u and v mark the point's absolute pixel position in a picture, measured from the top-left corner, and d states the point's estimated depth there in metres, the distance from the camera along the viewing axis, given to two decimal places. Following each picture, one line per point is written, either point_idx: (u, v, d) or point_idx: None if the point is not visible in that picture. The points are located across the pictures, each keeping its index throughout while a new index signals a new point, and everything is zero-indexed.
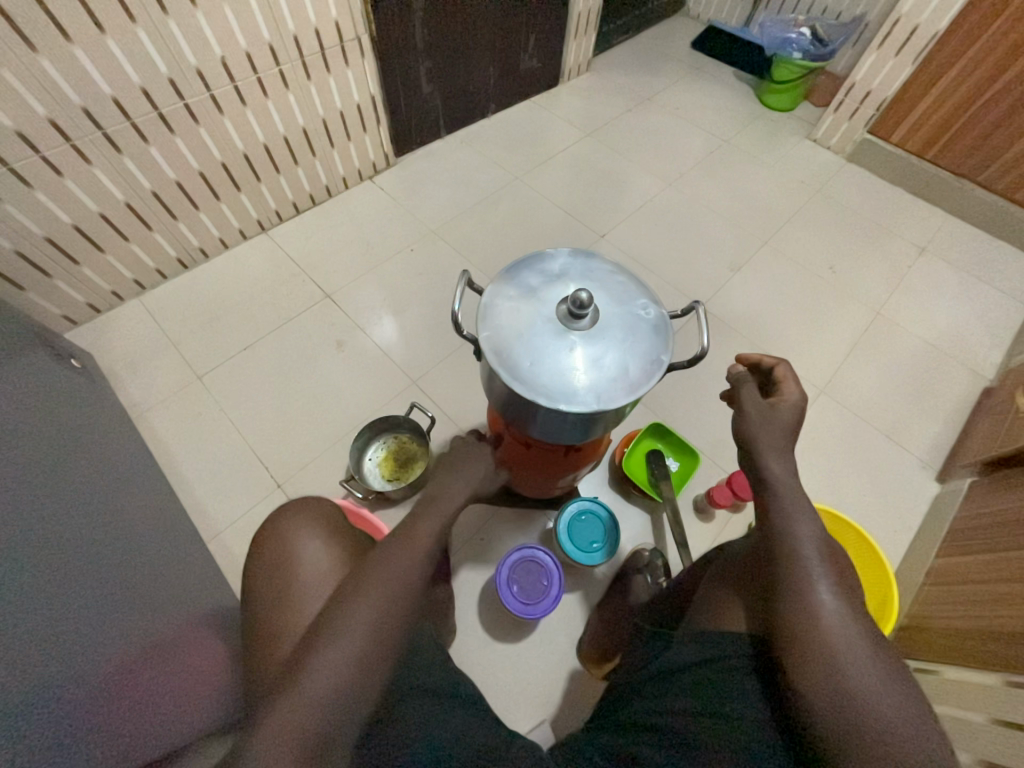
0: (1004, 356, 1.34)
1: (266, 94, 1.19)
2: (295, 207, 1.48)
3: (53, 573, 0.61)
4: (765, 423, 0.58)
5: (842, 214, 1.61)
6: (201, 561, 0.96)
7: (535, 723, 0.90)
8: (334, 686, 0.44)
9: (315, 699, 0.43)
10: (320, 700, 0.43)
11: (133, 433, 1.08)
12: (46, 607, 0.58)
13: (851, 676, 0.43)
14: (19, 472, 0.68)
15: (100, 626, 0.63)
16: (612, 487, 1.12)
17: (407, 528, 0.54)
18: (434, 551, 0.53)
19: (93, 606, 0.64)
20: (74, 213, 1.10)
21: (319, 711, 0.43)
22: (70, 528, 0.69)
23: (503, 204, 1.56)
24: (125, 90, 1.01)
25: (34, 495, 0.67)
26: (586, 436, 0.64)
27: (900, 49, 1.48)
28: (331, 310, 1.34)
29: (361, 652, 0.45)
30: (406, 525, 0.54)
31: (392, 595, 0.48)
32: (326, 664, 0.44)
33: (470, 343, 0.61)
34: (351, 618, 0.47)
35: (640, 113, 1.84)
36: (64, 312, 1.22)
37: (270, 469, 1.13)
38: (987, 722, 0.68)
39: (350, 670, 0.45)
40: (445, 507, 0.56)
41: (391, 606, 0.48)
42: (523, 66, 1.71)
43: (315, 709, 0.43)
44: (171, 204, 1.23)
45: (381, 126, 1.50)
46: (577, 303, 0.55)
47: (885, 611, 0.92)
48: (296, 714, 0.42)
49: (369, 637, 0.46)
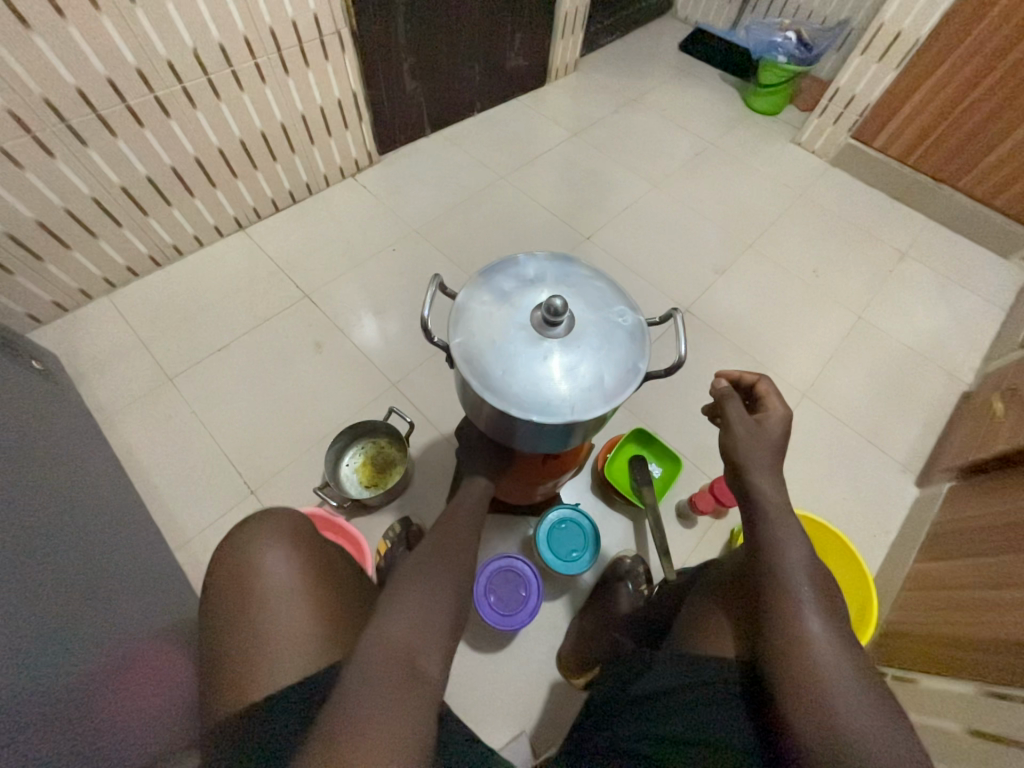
0: (982, 361, 1.36)
1: (241, 87, 1.16)
2: (275, 205, 1.44)
3: (31, 581, 0.60)
4: (753, 441, 0.57)
5: (825, 217, 1.62)
6: (169, 572, 0.92)
7: (512, 736, 0.88)
8: (410, 633, 0.51)
9: (408, 624, 0.52)
10: (413, 623, 0.52)
11: (98, 437, 1.04)
12: (24, 613, 0.57)
13: (841, 709, 0.42)
14: None
15: (54, 641, 0.59)
16: (595, 493, 1.10)
17: (446, 527, 0.68)
18: (470, 540, 0.67)
19: (43, 619, 0.59)
20: (38, 209, 1.05)
21: (413, 629, 0.52)
22: (21, 536, 0.64)
23: (487, 204, 1.54)
24: (90, 81, 0.96)
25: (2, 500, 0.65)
26: (563, 445, 0.62)
27: (884, 55, 1.49)
28: (310, 311, 1.31)
29: (441, 589, 0.57)
30: (445, 526, 0.68)
31: (453, 558, 0.62)
32: (402, 616, 0.53)
33: (442, 350, 0.58)
34: (422, 578, 0.58)
35: (627, 113, 1.83)
36: (27, 310, 1.17)
37: (243, 474, 1.10)
38: (961, 731, 0.68)
39: (432, 601, 0.55)
40: (465, 516, 0.71)
41: (454, 565, 0.61)
42: (509, 65, 1.69)
43: (408, 626, 0.52)
44: (142, 200, 1.19)
45: (363, 123, 1.47)
46: (551, 310, 0.53)
47: (865, 618, 0.92)
48: (389, 646, 0.50)
49: (432, 595, 0.56)
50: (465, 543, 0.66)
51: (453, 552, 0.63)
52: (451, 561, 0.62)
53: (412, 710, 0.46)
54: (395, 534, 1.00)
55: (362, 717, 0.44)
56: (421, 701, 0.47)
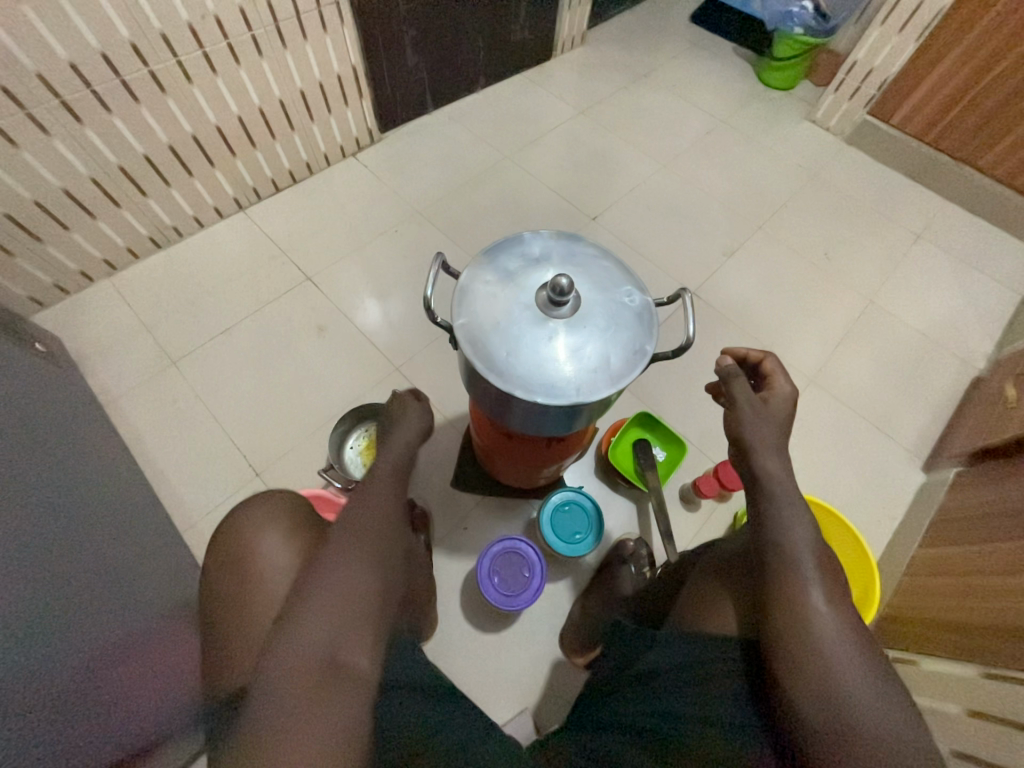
0: (995, 346, 1.33)
1: (238, 62, 1.12)
2: (275, 185, 1.42)
3: (55, 565, 0.63)
4: (759, 419, 0.56)
5: (838, 198, 1.58)
6: (175, 552, 0.93)
7: (515, 712, 0.90)
8: (331, 627, 0.47)
9: (326, 619, 0.47)
10: (337, 613, 0.48)
11: (103, 421, 1.05)
12: (56, 599, 0.60)
13: (845, 688, 0.42)
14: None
15: (80, 626, 0.62)
16: (599, 476, 1.10)
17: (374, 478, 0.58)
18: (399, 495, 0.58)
19: (34, 601, 0.57)
20: (35, 188, 1.04)
21: (333, 623, 0.48)
22: (16, 516, 0.62)
23: (491, 184, 1.51)
24: (83, 55, 0.94)
25: (8, 481, 0.66)
26: (567, 428, 0.62)
27: (904, 27, 1.42)
28: (311, 294, 1.30)
29: (368, 567, 0.51)
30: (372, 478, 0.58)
31: (378, 528, 0.54)
32: (321, 610, 0.48)
33: (445, 330, 0.57)
34: (344, 560, 0.51)
35: (635, 90, 1.77)
36: (30, 293, 1.17)
37: (248, 457, 1.10)
38: (963, 713, 0.69)
39: (359, 584, 0.50)
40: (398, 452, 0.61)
41: (381, 535, 0.54)
42: (514, 39, 1.63)
43: (328, 622, 0.47)
44: (140, 179, 1.17)
45: (364, 98, 1.43)
46: (557, 289, 0.52)
47: (866, 601, 0.93)
48: (308, 648, 0.46)
49: (354, 580, 0.50)
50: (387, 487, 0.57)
51: (369, 510, 0.55)
52: (370, 524, 0.53)
53: (339, 710, 0.45)
54: None
55: (278, 730, 0.42)
56: (348, 697, 0.46)
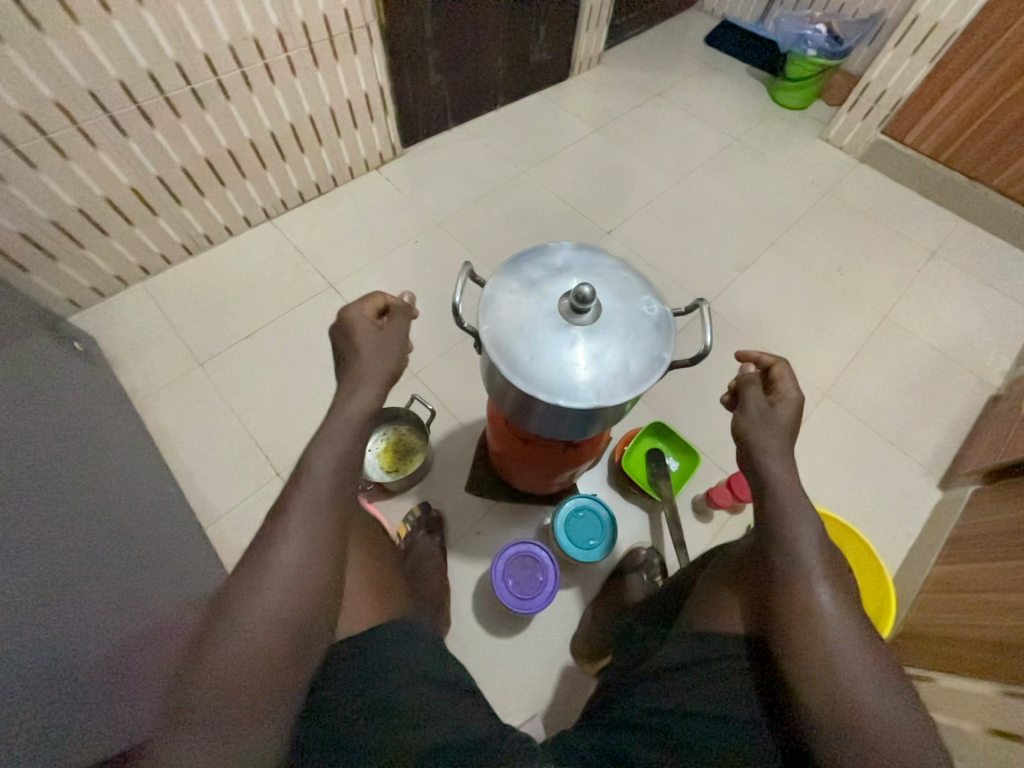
0: (1012, 364, 1.32)
1: (273, 80, 1.18)
2: (301, 196, 1.47)
3: (87, 556, 0.66)
4: (771, 425, 0.57)
5: (852, 215, 1.59)
6: (198, 547, 0.96)
7: (526, 717, 0.91)
8: (238, 676, 0.43)
9: (233, 667, 0.43)
10: (248, 658, 0.44)
11: (133, 418, 1.09)
12: (85, 588, 0.63)
13: (851, 684, 0.43)
14: (36, 452, 0.70)
15: (105, 615, 0.64)
16: (612, 484, 1.11)
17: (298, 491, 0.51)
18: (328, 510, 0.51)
19: (50, 593, 0.57)
20: (80, 197, 1.10)
21: (242, 669, 0.43)
22: (27, 504, 0.61)
23: (509, 197, 1.55)
24: (131, 74, 1.00)
25: (49, 474, 0.69)
26: (585, 432, 0.64)
27: (918, 48, 1.45)
28: (334, 301, 1.34)
29: (285, 602, 0.46)
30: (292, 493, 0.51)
31: (297, 556, 0.48)
32: (226, 659, 0.43)
33: (470, 335, 0.59)
34: (255, 599, 0.45)
35: (650, 109, 1.82)
36: (68, 295, 1.23)
37: (269, 458, 1.14)
38: (981, 731, 0.68)
39: (272, 624, 0.45)
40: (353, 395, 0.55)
41: (299, 564, 0.48)
42: (533, 59, 1.69)
43: (236, 668, 0.43)
44: (176, 190, 1.23)
45: (388, 115, 1.48)
46: (578, 298, 0.54)
47: (882, 616, 0.92)
48: (213, 699, 0.42)
49: (266, 622, 0.45)
50: (313, 522, 0.49)
51: (307, 531, 0.49)
52: (312, 542, 0.48)
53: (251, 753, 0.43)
54: (415, 518, 1.03)
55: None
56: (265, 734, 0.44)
